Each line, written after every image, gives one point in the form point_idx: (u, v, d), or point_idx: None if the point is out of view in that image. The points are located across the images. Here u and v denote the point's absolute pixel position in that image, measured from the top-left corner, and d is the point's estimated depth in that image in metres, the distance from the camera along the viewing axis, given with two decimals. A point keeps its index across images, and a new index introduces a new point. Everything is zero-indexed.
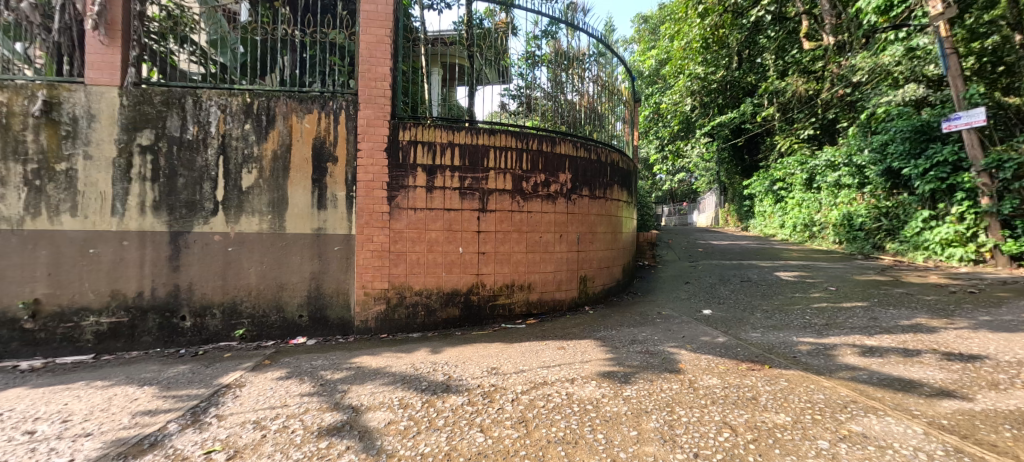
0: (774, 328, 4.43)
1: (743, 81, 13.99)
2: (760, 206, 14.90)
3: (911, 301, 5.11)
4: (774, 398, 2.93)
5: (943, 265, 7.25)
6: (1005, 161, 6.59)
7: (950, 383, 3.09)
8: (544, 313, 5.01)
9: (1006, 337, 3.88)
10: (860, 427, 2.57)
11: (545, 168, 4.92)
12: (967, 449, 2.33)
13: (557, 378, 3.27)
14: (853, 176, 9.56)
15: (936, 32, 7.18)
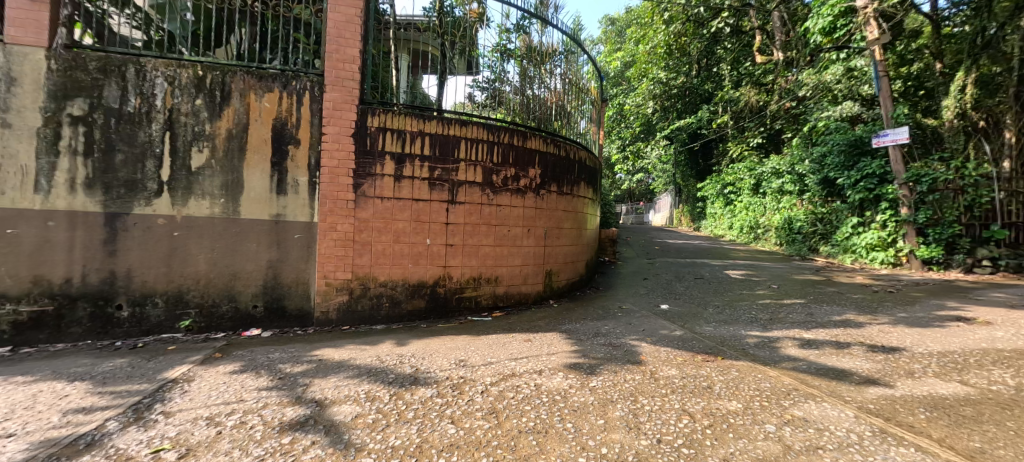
0: (725, 322, 4.59)
1: (702, 89, 14.72)
2: (711, 208, 15.45)
3: (842, 299, 5.43)
4: (727, 386, 3.01)
5: (866, 266, 7.74)
6: (923, 177, 7.05)
7: (875, 372, 3.28)
8: (510, 306, 4.97)
9: (920, 331, 4.17)
10: (802, 412, 2.67)
11: (515, 162, 4.87)
12: (891, 430, 2.47)
13: (525, 370, 3.23)
14: (794, 183, 9.93)
15: (873, 57, 7.61)
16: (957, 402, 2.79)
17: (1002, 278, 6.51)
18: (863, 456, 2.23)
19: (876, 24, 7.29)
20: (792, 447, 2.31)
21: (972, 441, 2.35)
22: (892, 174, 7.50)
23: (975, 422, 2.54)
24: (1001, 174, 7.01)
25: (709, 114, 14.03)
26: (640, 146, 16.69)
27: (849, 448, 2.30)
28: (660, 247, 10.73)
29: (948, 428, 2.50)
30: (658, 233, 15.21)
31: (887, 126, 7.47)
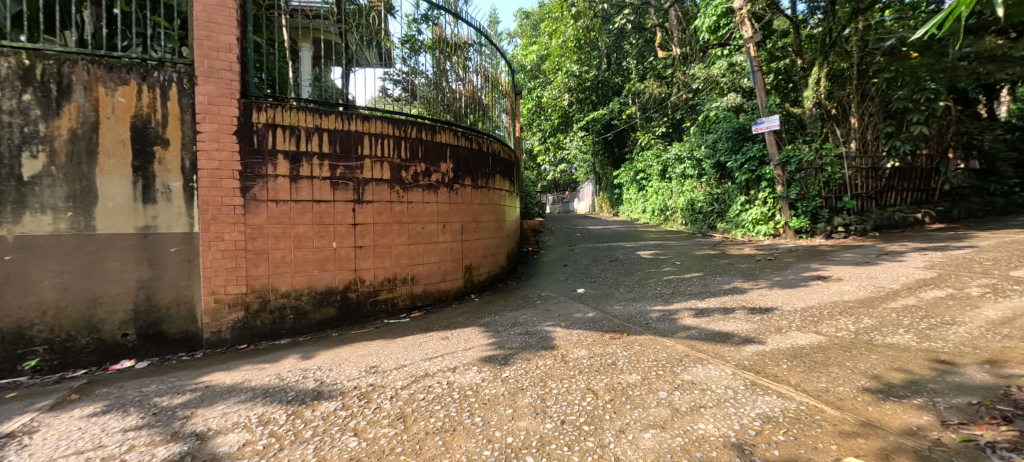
0: (634, 299, 4.84)
1: (612, 82, 15.50)
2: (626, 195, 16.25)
3: (732, 269, 5.97)
4: (629, 360, 3.16)
5: (753, 238, 8.62)
6: (791, 159, 7.91)
7: (752, 331, 3.62)
8: (429, 305, 4.81)
9: (789, 291, 4.71)
10: (690, 376, 2.88)
11: (425, 157, 4.72)
12: (760, 381, 2.77)
13: (438, 369, 3.13)
14: (694, 168, 10.76)
15: (748, 52, 8.30)
16: (811, 350, 3.19)
17: (855, 240, 7.53)
18: (736, 408, 2.48)
19: (750, 24, 8.09)
20: (679, 410, 2.49)
21: (819, 382, 2.73)
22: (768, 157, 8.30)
23: (824, 366, 2.93)
24: (848, 153, 8.07)
25: (619, 105, 14.88)
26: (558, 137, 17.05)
27: (725, 403, 2.54)
28: (582, 233, 11.08)
29: (804, 373, 2.85)
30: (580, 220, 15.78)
31: (763, 114, 8.23)
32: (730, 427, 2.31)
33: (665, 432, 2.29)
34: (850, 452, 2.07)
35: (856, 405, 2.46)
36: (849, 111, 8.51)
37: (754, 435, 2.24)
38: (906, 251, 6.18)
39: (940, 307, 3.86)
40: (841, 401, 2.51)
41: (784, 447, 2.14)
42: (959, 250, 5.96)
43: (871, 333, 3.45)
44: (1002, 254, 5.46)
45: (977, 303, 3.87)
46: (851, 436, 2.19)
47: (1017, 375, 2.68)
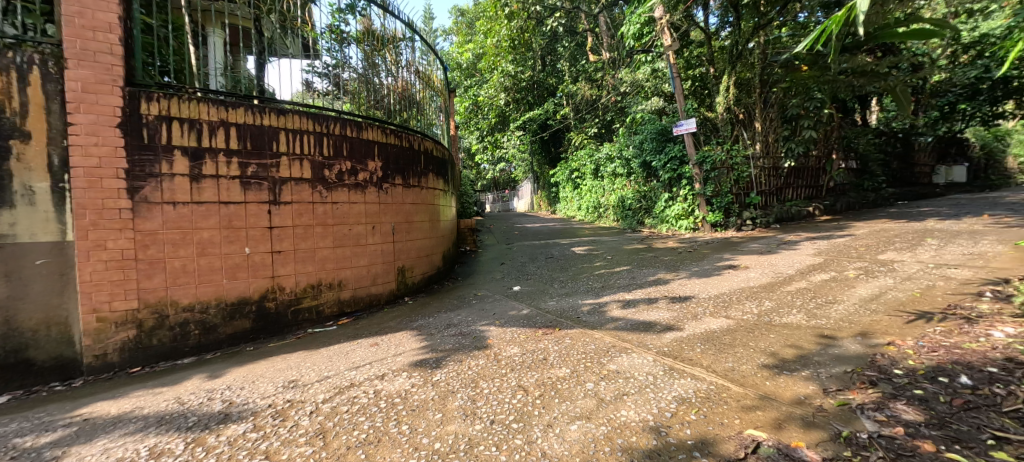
0: (566, 294, 4.88)
1: (547, 83, 15.69)
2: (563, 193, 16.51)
3: (657, 261, 6.22)
4: (560, 354, 3.15)
5: (676, 233, 9.08)
6: (707, 159, 8.37)
7: (672, 319, 3.76)
8: (358, 311, 4.53)
9: (705, 280, 4.98)
10: (615, 365, 2.93)
11: (350, 155, 4.45)
12: (678, 366, 2.87)
13: (365, 378, 2.93)
14: (623, 167, 11.07)
15: (669, 59, 8.63)
16: (721, 333, 3.37)
17: (761, 232, 8.14)
18: (655, 393, 2.56)
19: (669, 33, 8.41)
20: (604, 399, 2.52)
21: (727, 362, 2.89)
22: (687, 157, 8.78)
23: (732, 347, 3.11)
24: (755, 154, 8.63)
25: (554, 106, 15.07)
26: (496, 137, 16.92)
27: (645, 389, 2.61)
28: (520, 231, 11.16)
29: (714, 355, 3.00)
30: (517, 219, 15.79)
31: (682, 117, 8.66)
32: (649, 412, 2.39)
33: (590, 422, 2.32)
34: (750, 424, 2.24)
35: (757, 382, 2.64)
36: (754, 115, 8.95)
37: (670, 417, 2.33)
38: (801, 240, 6.78)
39: (827, 288, 4.24)
40: (744, 378, 2.68)
41: (694, 426, 2.26)
42: (842, 238, 6.63)
43: (771, 314, 3.71)
44: (874, 241, 6.14)
45: (853, 284, 4.30)
46: (752, 411, 2.35)
47: (882, 344, 2.99)
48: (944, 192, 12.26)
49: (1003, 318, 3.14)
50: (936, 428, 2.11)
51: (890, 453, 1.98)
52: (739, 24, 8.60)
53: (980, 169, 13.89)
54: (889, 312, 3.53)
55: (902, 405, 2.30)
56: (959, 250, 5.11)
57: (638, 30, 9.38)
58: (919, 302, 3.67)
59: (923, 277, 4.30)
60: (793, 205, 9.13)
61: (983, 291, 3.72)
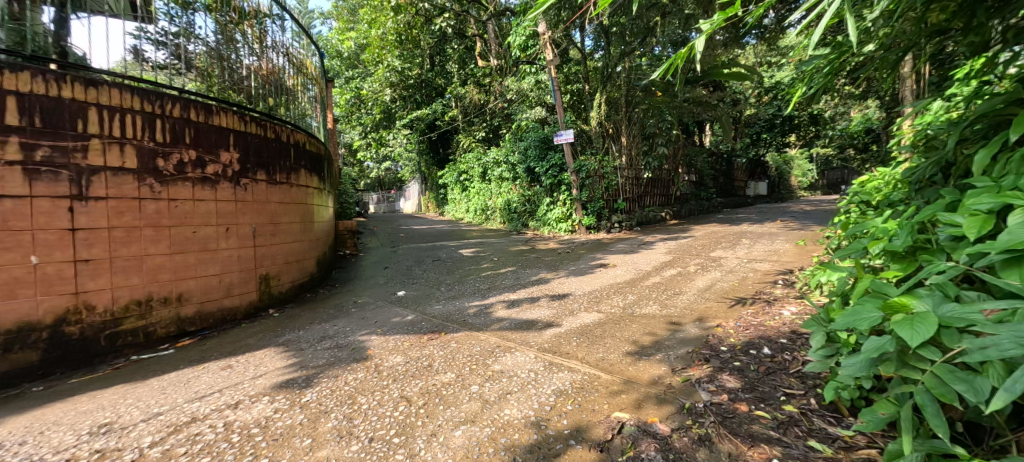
0: (454, 297, 4.64)
1: (434, 83, 15.08)
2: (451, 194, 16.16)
3: (539, 262, 6.28)
4: (445, 360, 2.89)
5: (556, 234, 9.38)
6: (583, 168, 8.77)
7: (553, 316, 3.72)
8: (206, 330, 3.76)
9: (579, 278, 5.11)
10: (500, 365, 2.76)
11: (194, 143, 3.70)
12: (557, 361, 2.80)
13: (212, 410, 2.41)
14: (509, 172, 11.09)
15: (550, 72, 8.91)
16: (594, 327, 3.40)
17: (627, 234, 8.78)
18: (536, 388, 2.45)
19: (552, 48, 8.56)
20: (489, 400, 2.35)
21: (598, 353, 2.90)
22: (566, 165, 9.09)
23: (602, 339, 3.14)
24: (620, 165, 9.31)
25: (442, 108, 14.61)
26: (382, 136, 15.84)
27: (527, 386, 2.48)
28: (406, 233, 10.59)
29: (589, 347, 3.00)
30: (405, 220, 15.09)
31: (562, 127, 8.91)
32: (531, 407, 2.27)
33: (474, 426, 2.14)
34: (616, 407, 2.24)
35: (622, 368, 2.68)
36: (621, 130, 9.42)
37: (549, 410, 2.24)
38: (656, 241, 7.39)
39: (675, 281, 4.62)
40: (613, 366, 2.70)
41: (570, 416, 2.19)
42: (684, 239, 7.38)
43: (633, 306, 3.90)
44: (705, 241, 6.95)
45: (692, 276, 4.76)
46: (617, 395, 2.36)
47: (712, 327, 3.25)
48: (754, 200, 14.63)
49: (793, 300, 3.62)
50: (750, 391, 2.28)
51: (720, 419, 2.08)
52: (609, 50, 8.72)
53: (782, 186, 16.84)
54: (717, 299, 3.92)
55: (726, 375, 2.47)
56: (762, 247, 6.00)
57: (523, 42, 9.44)
58: (738, 290, 4.12)
59: (739, 269, 4.89)
60: (650, 210, 9.97)
61: (778, 279, 4.33)
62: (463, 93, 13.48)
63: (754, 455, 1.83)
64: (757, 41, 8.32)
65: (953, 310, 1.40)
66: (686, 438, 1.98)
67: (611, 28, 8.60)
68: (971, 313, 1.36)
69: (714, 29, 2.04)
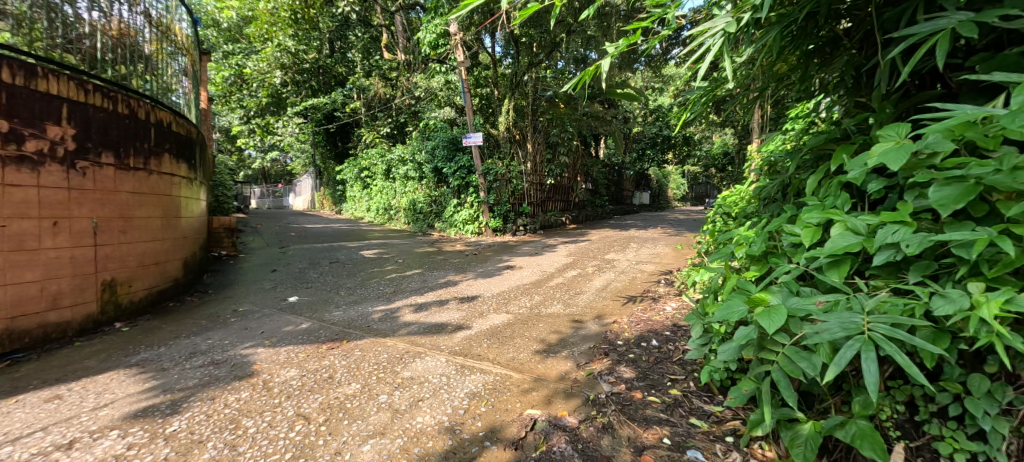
0: (355, 302, 4.34)
1: (334, 72, 14.19)
2: (353, 189, 15.15)
3: (446, 264, 6.13)
4: (348, 370, 2.67)
5: (462, 236, 9.24)
6: (490, 170, 8.75)
7: (463, 319, 3.64)
8: (20, 350, 3.09)
9: (487, 279, 5.09)
10: (410, 372, 2.61)
11: (7, 113, 3.05)
12: (469, 363, 2.73)
13: (33, 455, 1.97)
14: (416, 171, 10.53)
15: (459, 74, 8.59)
16: (504, 327, 3.39)
17: (530, 237, 9.04)
18: (449, 392, 2.35)
19: (463, 50, 8.29)
20: (399, 410, 2.20)
21: (508, 353, 2.87)
22: (474, 167, 9.01)
23: (511, 339, 3.13)
24: (526, 169, 9.45)
25: (342, 98, 13.62)
26: (268, 120, 14.17)
27: (440, 391, 2.37)
28: (296, 233, 9.69)
29: (500, 347, 2.98)
30: (295, 219, 13.77)
31: (471, 129, 8.74)
32: (444, 412, 2.16)
33: (384, 438, 1.98)
34: (529, 405, 2.21)
35: (532, 366, 2.67)
36: (527, 137, 9.47)
37: (463, 413, 2.15)
38: (557, 244, 7.64)
39: (576, 282, 4.81)
40: (523, 365, 2.69)
41: (485, 417, 2.12)
42: (582, 242, 7.73)
43: (540, 306, 3.96)
44: (601, 244, 7.36)
45: (591, 277, 4.99)
46: (528, 392, 2.34)
47: (609, 323, 3.41)
48: (640, 208, 15.83)
49: (674, 297, 3.94)
50: (644, 380, 2.38)
51: (619, 407, 2.14)
52: (518, 58, 8.90)
53: (664, 198, 18.47)
54: (613, 297, 4.15)
55: (622, 367, 2.57)
56: (647, 251, 6.49)
57: (434, 39, 9.25)
58: (631, 288, 4.41)
59: (630, 270, 5.26)
60: (552, 214, 10.28)
61: (661, 279, 4.71)
62: (368, 86, 12.77)
63: (649, 437, 1.90)
64: (645, 66, 9.05)
65: (796, 301, 1.44)
66: (591, 427, 2.00)
67: (521, 39, 8.75)
68: (808, 304, 1.40)
69: (619, 52, 2.16)
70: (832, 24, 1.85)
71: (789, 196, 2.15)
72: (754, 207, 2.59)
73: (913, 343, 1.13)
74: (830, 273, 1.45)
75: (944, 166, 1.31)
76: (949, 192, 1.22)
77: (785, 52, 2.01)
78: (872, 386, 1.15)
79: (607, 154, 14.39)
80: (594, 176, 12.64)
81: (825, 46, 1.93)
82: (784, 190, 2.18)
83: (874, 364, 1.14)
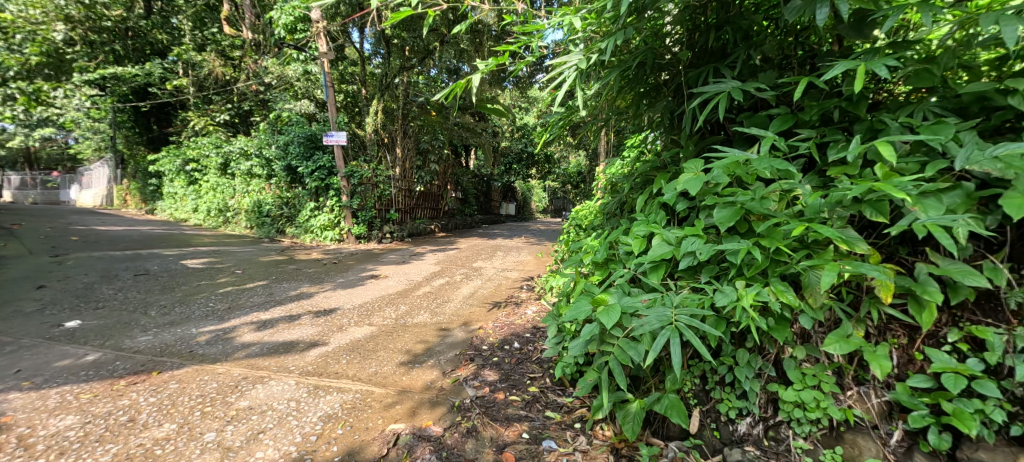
0: (171, 325, 3.57)
1: (150, 37, 11.10)
2: (169, 184, 11.97)
3: (299, 274, 5.61)
4: (159, 408, 2.32)
5: (320, 243, 8.31)
6: (355, 173, 8.19)
7: (317, 334, 3.44)
8: None
9: (349, 290, 4.88)
10: (247, 401, 2.41)
11: None
12: (323, 383, 2.62)
13: None
14: (262, 167, 9.14)
15: (322, 64, 7.86)
16: (365, 341, 3.33)
17: (398, 244, 8.71)
18: (298, 419, 2.24)
19: (325, 40, 7.71)
20: (231, 448, 2.02)
21: (370, 367, 2.85)
22: (336, 168, 8.15)
23: (374, 352, 3.10)
24: (393, 175, 9.21)
25: (162, 72, 10.57)
26: (40, 87, 10.07)
27: (287, 418, 2.25)
28: (78, 237, 7.74)
29: (360, 363, 2.93)
30: (81, 219, 10.83)
31: (333, 128, 8.07)
32: (291, 442, 2.07)
33: None
34: (392, 420, 2.25)
35: (396, 379, 2.70)
36: (396, 141, 9.48)
37: (316, 440, 2.09)
38: (426, 252, 7.61)
39: (444, 290, 4.91)
40: (387, 378, 2.70)
41: (341, 440, 2.09)
42: (451, 251, 7.82)
43: (405, 316, 3.97)
44: (469, 252, 7.58)
45: (458, 285, 5.15)
46: (391, 407, 2.37)
47: (476, 329, 3.60)
48: (506, 218, 16.39)
49: (534, 301, 4.30)
50: (506, 381, 2.60)
51: (483, 410, 2.30)
52: (388, 59, 8.69)
53: (528, 209, 19.36)
54: (479, 304, 4.36)
55: (486, 371, 2.77)
56: (512, 259, 6.88)
57: (290, 22, 8.03)
58: (496, 295, 4.68)
59: (495, 277, 5.56)
60: (421, 222, 10.15)
61: (524, 285, 5.10)
62: (200, 59, 10.10)
63: (509, 434, 2.08)
64: (512, 86, 9.60)
65: (627, 300, 1.73)
66: (455, 433, 2.12)
67: (392, 40, 8.55)
68: (635, 302, 1.71)
69: (488, 70, 2.33)
70: (657, 76, 2.26)
71: (625, 212, 2.56)
72: (599, 220, 2.99)
73: (702, 330, 1.46)
74: (651, 275, 1.80)
75: (723, 193, 1.73)
76: (725, 212, 1.62)
77: (623, 92, 2.39)
78: (677, 364, 1.45)
79: (476, 166, 14.39)
80: (465, 185, 13.11)
81: (650, 92, 2.35)
82: (622, 206, 2.59)
83: (678, 348, 1.44)
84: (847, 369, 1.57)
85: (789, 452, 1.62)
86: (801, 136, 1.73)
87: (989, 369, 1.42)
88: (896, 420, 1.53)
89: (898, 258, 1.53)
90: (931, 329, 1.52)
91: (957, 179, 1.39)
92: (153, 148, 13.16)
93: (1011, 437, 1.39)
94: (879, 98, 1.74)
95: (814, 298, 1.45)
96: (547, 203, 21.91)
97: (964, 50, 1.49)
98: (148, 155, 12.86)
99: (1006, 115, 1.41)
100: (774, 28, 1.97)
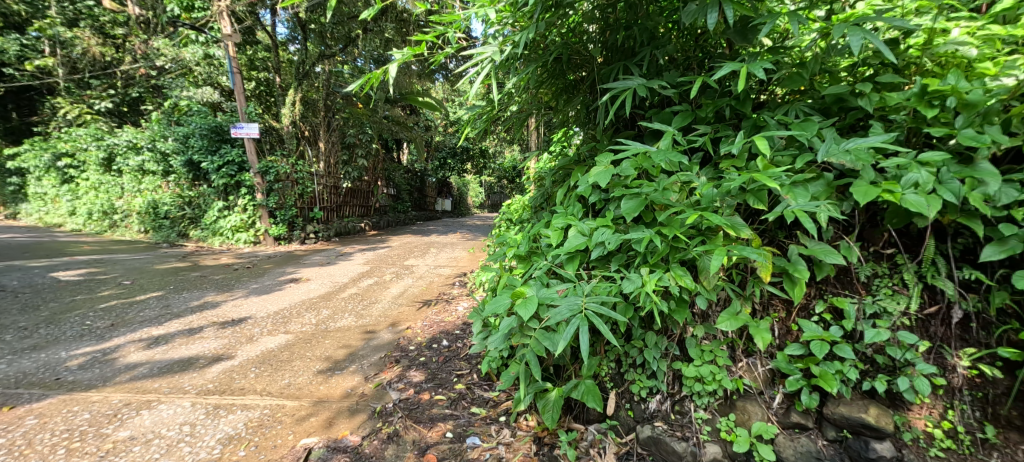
0: (32, 349, 3.09)
1: (3, 7, 9.17)
2: (36, 183, 10.25)
3: (204, 282, 5.09)
4: (11, 451, 2.01)
5: (232, 247, 7.54)
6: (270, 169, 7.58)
7: (222, 348, 3.16)
8: None
9: (264, 297, 4.53)
10: (128, 431, 2.16)
11: None
12: (225, 402, 2.41)
13: None
14: (156, 162, 7.94)
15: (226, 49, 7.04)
16: (279, 350, 3.11)
17: (322, 245, 8.20)
18: (191, 446, 2.05)
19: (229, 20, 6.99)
20: None
21: (282, 380, 2.66)
22: (247, 163, 7.56)
23: (288, 363, 2.91)
24: (317, 171, 8.67)
25: (19, 49, 9.03)
26: None
27: (178, 446, 2.05)
28: None
29: (272, 375, 2.73)
30: None
31: (241, 120, 7.41)
32: None
33: None
34: (304, 434, 2.13)
35: (312, 389, 2.56)
36: (319, 135, 8.89)
37: None
38: (354, 252, 7.26)
39: (371, 291, 4.72)
40: (302, 389, 2.55)
41: None
42: (382, 249, 7.53)
43: (327, 321, 3.76)
44: (401, 250, 7.36)
45: (388, 285, 4.98)
46: (305, 420, 2.25)
47: (404, 330, 3.51)
48: (440, 214, 16.09)
49: (466, 297, 4.28)
50: (432, 381, 2.56)
51: (406, 412, 2.26)
52: (306, 44, 8.15)
53: (464, 204, 19.06)
54: (409, 303, 4.25)
55: (413, 372, 2.71)
56: (446, 256, 6.77)
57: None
58: (426, 293, 4.56)
59: (427, 275, 5.44)
60: (348, 220, 9.63)
61: (457, 281, 5.04)
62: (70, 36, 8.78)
63: (433, 435, 2.06)
64: (443, 78, 9.37)
65: (544, 291, 1.75)
66: (375, 441, 2.06)
67: (308, 25, 8.02)
68: (551, 293, 1.74)
69: (403, 60, 2.20)
70: (574, 72, 2.34)
71: (551, 205, 2.60)
72: (527, 212, 3.01)
73: (609, 315, 1.53)
74: (567, 266, 1.85)
75: (631, 185, 1.82)
76: (632, 203, 1.71)
77: (544, 86, 2.42)
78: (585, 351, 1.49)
79: (408, 161, 13.89)
80: (397, 181, 12.73)
81: (569, 88, 2.41)
82: (546, 199, 2.63)
83: (586, 336, 1.48)
84: (737, 343, 1.75)
85: (691, 423, 1.76)
86: (698, 133, 1.87)
87: (847, 335, 1.64)
88: (778, 385, 1.72)
89: (776, 242, 1.73)
90: (804, 303, 1.74)
91: (820, 171, 1.60)
92: (13, 140, 10.96)
93: (864, 391, 1.63)
94: (763, 98, 1.92)
95: (708, 281, 1.59)
96: (484, 199, 21.75)
97: (827, 56, 1.68)
98: (9, 147, 10.70)
99: (857, 114, 1.63)
100: (678, 30, 2.05)
